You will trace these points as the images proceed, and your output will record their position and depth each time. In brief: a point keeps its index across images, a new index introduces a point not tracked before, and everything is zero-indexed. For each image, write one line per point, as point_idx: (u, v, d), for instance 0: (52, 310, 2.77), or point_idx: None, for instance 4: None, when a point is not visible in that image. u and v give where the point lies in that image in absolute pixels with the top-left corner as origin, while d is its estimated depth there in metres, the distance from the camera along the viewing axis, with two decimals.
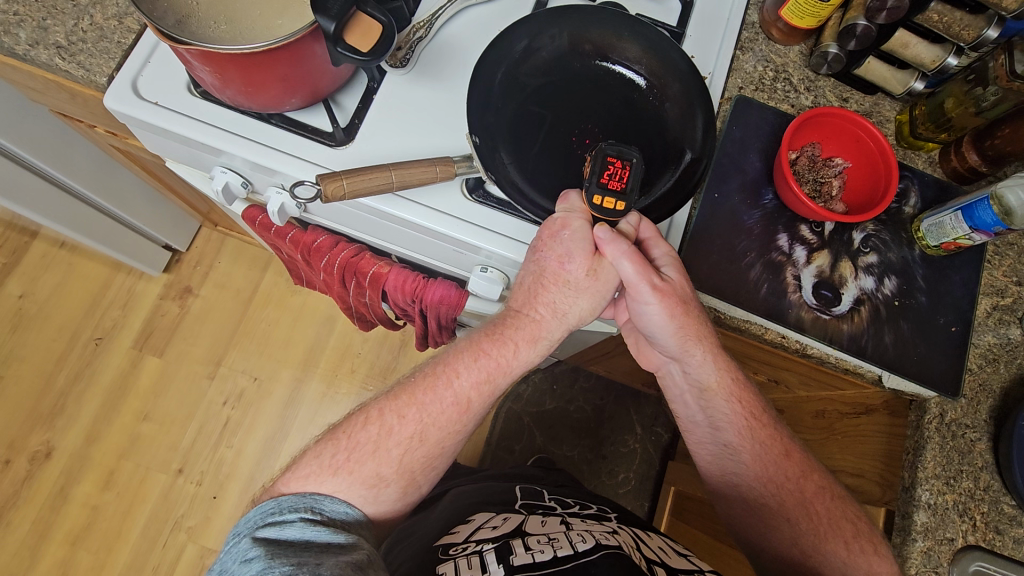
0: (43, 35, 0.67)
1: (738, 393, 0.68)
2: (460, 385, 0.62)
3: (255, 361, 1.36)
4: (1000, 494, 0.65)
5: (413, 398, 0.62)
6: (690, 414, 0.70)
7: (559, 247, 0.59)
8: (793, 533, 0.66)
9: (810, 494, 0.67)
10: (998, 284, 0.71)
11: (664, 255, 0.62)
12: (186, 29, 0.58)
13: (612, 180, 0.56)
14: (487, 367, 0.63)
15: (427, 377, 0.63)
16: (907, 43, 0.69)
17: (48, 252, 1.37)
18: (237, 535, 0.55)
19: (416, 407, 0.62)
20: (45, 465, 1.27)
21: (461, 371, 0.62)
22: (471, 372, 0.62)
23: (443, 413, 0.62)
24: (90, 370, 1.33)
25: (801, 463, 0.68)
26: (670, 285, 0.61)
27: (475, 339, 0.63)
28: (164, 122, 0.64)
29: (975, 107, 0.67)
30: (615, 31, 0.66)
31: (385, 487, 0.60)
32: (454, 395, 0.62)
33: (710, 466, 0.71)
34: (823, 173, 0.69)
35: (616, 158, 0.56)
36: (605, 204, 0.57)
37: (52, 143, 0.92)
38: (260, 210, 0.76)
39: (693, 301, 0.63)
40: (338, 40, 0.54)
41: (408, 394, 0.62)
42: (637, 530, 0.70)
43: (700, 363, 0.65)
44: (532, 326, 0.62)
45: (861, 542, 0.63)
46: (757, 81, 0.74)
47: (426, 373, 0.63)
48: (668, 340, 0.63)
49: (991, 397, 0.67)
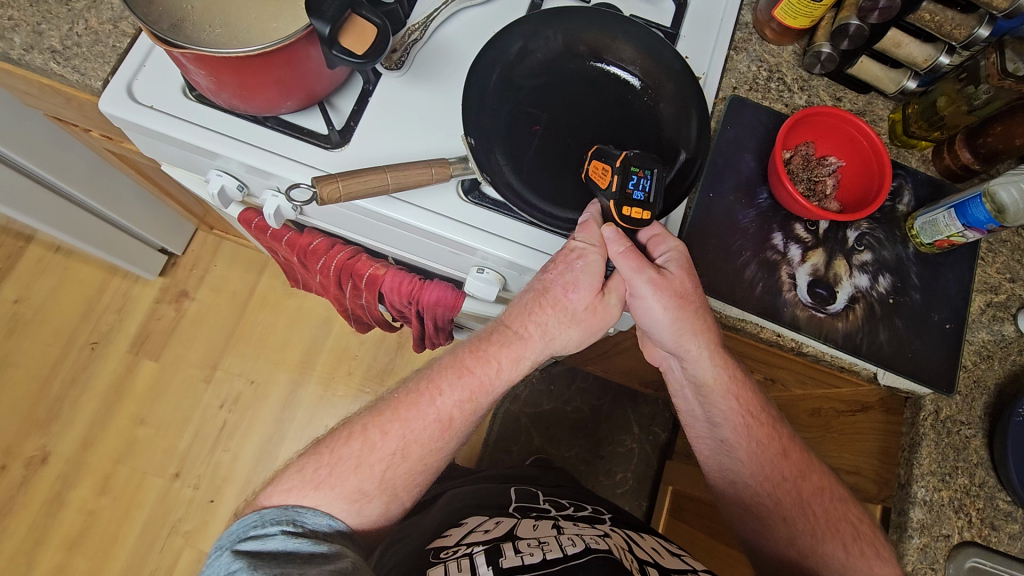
0: (38, 39, 0.67)
1: (735, 388, 0.67)
2: (442, 403, 0.61)
3: (251, 364, 1.35)
4: (995, 489, 0.65)
5: (396, 414, 0.61)
6: (691, 407, 0.70)
7: (570, 274, 0.59)
8: (789, 532, 0.66)
9: (807, 494, 0.67)
10: (992, 281, 0.72)
11: (669, 252, 0.62)
12: (181, 33, 0.58)
13: (637, 189, 0.58)
14: (470, 386, 0.62)
15: (411, 394, 0.62)
16: (900, 43, 0.69)
17: (43, 256, 1.36)
18: (219, 548, 0.55)
19: (399, 423, 0.61)
20: (40, 471, 1.26)
21: (445, 389, 0.61)
22: (454, 390, 0.61)
23: (426, 431, 0.61)
24: (86, 375, 1.32)
25: (800, 463, 0.68)
26: (670, 279, 0.60)
27: (458, 356, 0.63)
28: (159, 126, 0.64)
29: (967, 105, 0.67)
30: (610, 33, 0.67)
31: (368, 502, 0.60)
32: (437, 412, 0.61)
33: (708, 465, 0.71)
34: (817, 172, 0.70)
35: (638, 167, 0.58)
36: (633, 214, 0.59)
37: (49, 149, 0.92)
38: (256, 213, 0.76)
39: (696, 298, 0.62)
40: (333, 42, 0.55)
41: (392, 409, 0.62)
42: (631, 532, 0.70)
43: (701, 356, 0.64)
44: (518, 345, 0.62)
45: (862, 545, 0.63)
46: (750, 82, 0.74)
47: (410, 390, 0.62)
48: (663, 333, 0.63)
49: (986, 393, 0.68)
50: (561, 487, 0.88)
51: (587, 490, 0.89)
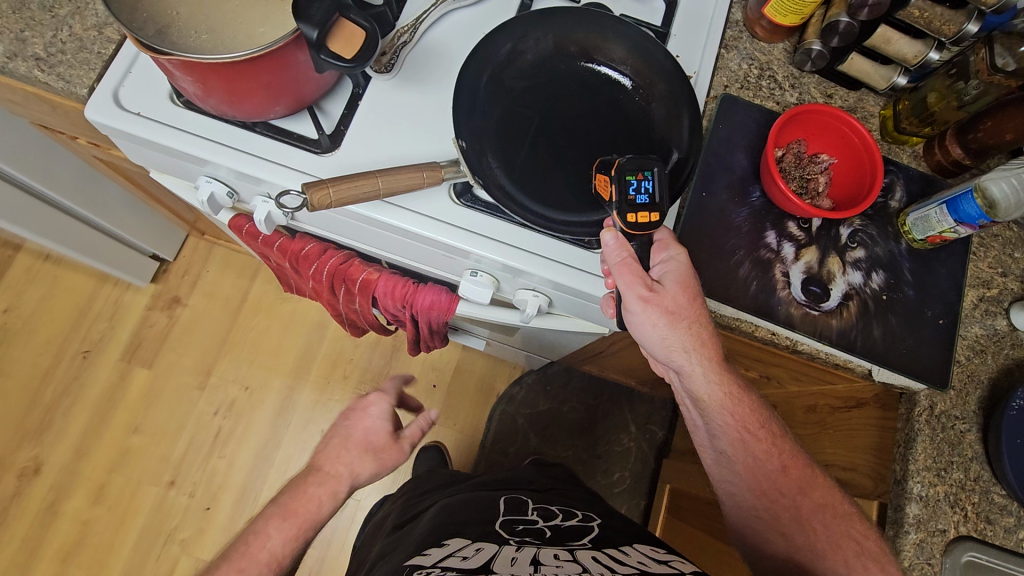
0: (21, 46, 0.66)
1: (732, 405, 0.67)
2: (272, 546, 0.60)
3: (245, 370, 1.35)
4: (990, 484, 0.66)
5: (233, 568, 0.58)
6: (694, 419, 0.70)
7: (365, 417, 0.71)
8: (790, 546, 0.66)
9: (807, 512, 0.66)
10: (984, 276, 0.72)
11: (667, 261, 0.62)
12: (167, 39, 0.58)
13: (639, 194, 0.58)
14: (294, 524, 0.62)
15: (241, 544, 0.60)
16: (890, 39, 0.69)
17: (32, 264, 1.35)
18: None
19: (236, 575, 0.57)
20: (33, 481, 1.25)
21: (273, 533, 0.61)
22: (280, 530, 0.61)
23: (264, 573, 0.59)
24: (78, 384, 1.31)
25: (802, 477, 0.67)
26: (662, 294, 0.60)
27: (280, 503, 0.63)
28: (146, 132, 0.63)
29: (958, 101, 0.67)
30: (600, 33, 0.66)
31: None
32: (269, 556, 0.60)
33: (711, 471, 0.71)
34: (809, 169, 0.69)
35: (637, 172, 0.58)
36: (640, 219, 0.58)
37: (35, 156, 0.90)
38: (247, 218, 0.76)
39: (691, 313, 0.61)
40: (321, 47, 0.54)
41: (228, 562, 0.58)
42: (612, 551, 0.65)
43: (695, 370, 0.64)
44: (330, 483, 0.66)
45: (864, 560, 0.62)
46: (742, 80, 0.74)
47: (238, 542, 0.60)
48: (654, 347, 0.63)
49: (980, 388, 0.68)
50: (551, 490, 0.87)
51: (582, 493, 0.89)
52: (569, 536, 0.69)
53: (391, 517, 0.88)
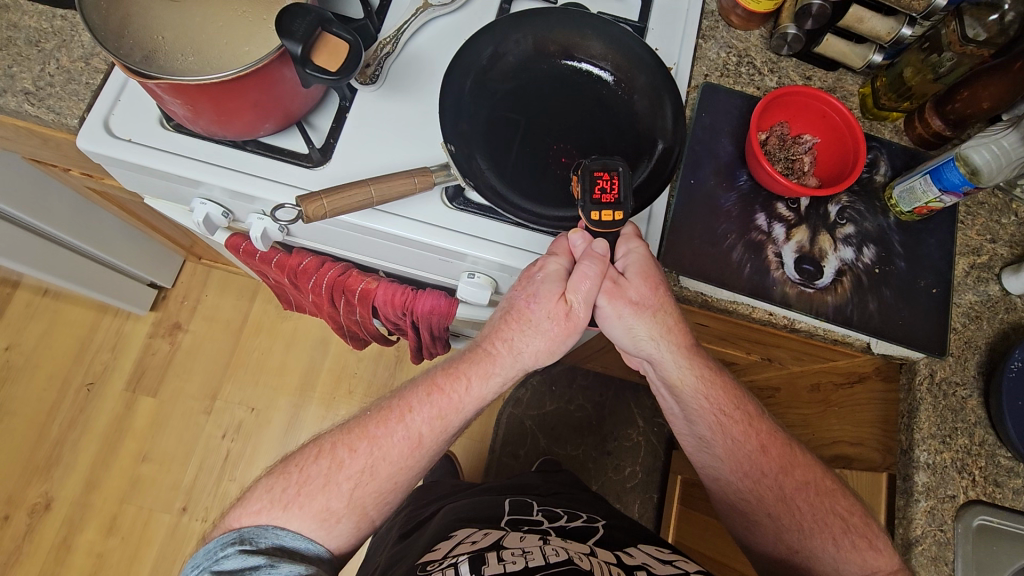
0: (10, 82, 0.67)
1: (705, 386, 0.67)
2: (412, 421, 0.63)
3: (250, 391, 1.35)
4: (995, 447, 0.66)
5: (365, 432, 0.63)
6: (670, 406, 0.70)
7: (530, 286, 0.61)
8: (777, 527, 0.67)
9: (790, 490, 0.67)
10: (973, 243, 0.73)
11: (628, 253, 0.62)
12: (154, 63, 0.58)
13: (604, 192, 0.57)
14: (439, 404, 0.63)
15: (381, 412, 0.64)
16: (862, 18, 0.71)
17: (32, 300, 1.36)
18: (198, 567, 0.58)
19: (368, 441, 0.63)
20: (45, 517, 1.25)
21: (414, 407, 0.63)
22: (424, 408, 0.63)
23: (395, 449, 0.63)
24: (84, 417, 1.31)
25: (781, 456, 0.68)
26: (624, 286, 0.62)
27: (432, 377, 0.65)
28: (139, 159, 0.64)
29: (933, 74, 0.68)
30: (579, 31, 0.68)
31: (337, 522, 0.61)
32: (406, 430, 0.63)
33: (691, 456, 0.71)
34: (793, 151, 0.71)
35: (603, 171, 0.57)
36: (604, 217, 0.58)
37: (30, 192, 0.91)
38: (243, 237, 0.77)
39: (655, 302, 0.63)
40: (306, 61, 0.55)
41: (362, 429, 0.64)
42: (618, 551, 0.65)
43: (664, 356, 0.65)
44: (486, 362, 0.63)
45: (853, 537, 0.64)
46: (721, 68, 0.75)
47: (381, 409, 0.65)
48: (621, 337, 0.65)
49: (978, 353, 0.69)
50: (559, 494, 0.88)
51: (587, 495, 0.89)
52: (577, 536, 0.70)
53: (395, 527, 0.87)
